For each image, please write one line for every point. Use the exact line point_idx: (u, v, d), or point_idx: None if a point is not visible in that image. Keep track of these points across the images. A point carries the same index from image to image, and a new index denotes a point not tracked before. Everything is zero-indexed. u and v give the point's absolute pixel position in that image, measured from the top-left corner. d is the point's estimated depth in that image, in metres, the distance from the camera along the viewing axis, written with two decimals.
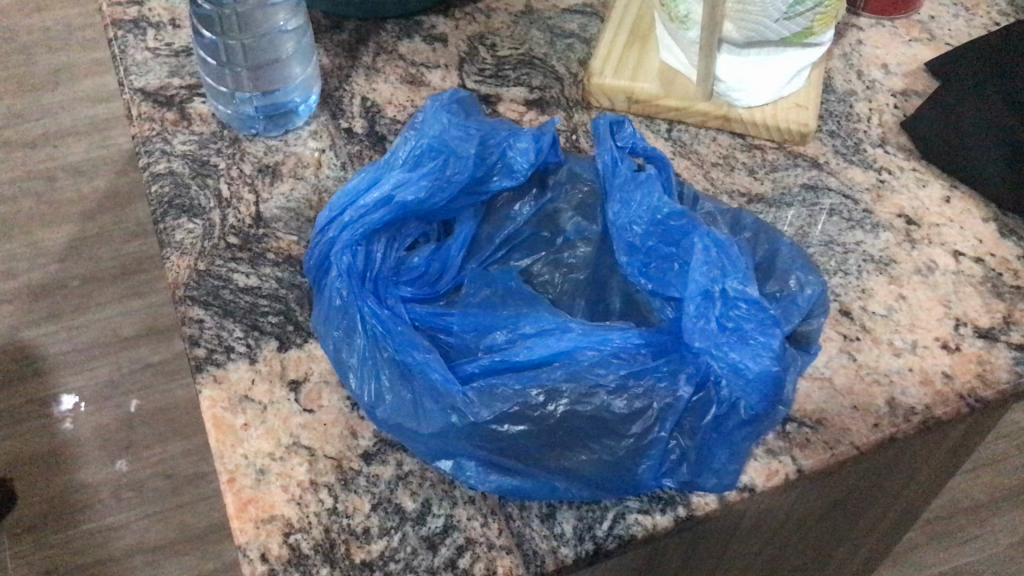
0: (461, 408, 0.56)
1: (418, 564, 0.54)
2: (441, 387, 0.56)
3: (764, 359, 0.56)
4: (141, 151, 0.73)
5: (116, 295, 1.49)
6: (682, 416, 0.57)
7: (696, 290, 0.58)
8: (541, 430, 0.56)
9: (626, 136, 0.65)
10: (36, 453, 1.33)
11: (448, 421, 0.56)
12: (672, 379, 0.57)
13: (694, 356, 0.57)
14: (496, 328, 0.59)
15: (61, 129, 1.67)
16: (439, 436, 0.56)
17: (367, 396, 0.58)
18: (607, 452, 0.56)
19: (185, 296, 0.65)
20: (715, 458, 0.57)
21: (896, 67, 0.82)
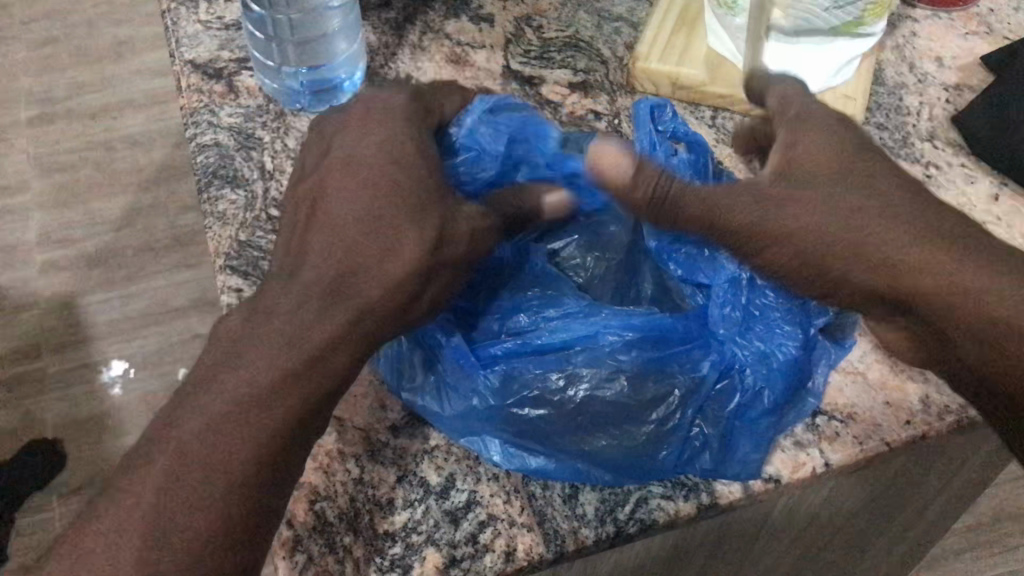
0: (483, 391, 0.57)
1: (440, 537, 0.55)
2: (465, 370, 0.57)
3: (790, 347, 0.58)
4: (188, 123, 0.75)
5: (168, 266, 1.53)
6: (704, 405, 0.57)
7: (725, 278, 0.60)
8: (560, 413, 0.56)
9: (666, 121, 0.66)
10: (87, 417, 1.39)
11: (470, 404, 0.57)
12: (695, 368, 0.57)
13: (718, 343, 0.58)
14: (523, 307, 0.59)
15: (120, 101, 1.70)
16: (460, 417, 0.57)
17: (392, 375, 0.60)
18: (627, 437, 0.56)
19: (226, 265, 0.66)
20: (739, 447, 0.57)
21: (950, 60, 0.80)
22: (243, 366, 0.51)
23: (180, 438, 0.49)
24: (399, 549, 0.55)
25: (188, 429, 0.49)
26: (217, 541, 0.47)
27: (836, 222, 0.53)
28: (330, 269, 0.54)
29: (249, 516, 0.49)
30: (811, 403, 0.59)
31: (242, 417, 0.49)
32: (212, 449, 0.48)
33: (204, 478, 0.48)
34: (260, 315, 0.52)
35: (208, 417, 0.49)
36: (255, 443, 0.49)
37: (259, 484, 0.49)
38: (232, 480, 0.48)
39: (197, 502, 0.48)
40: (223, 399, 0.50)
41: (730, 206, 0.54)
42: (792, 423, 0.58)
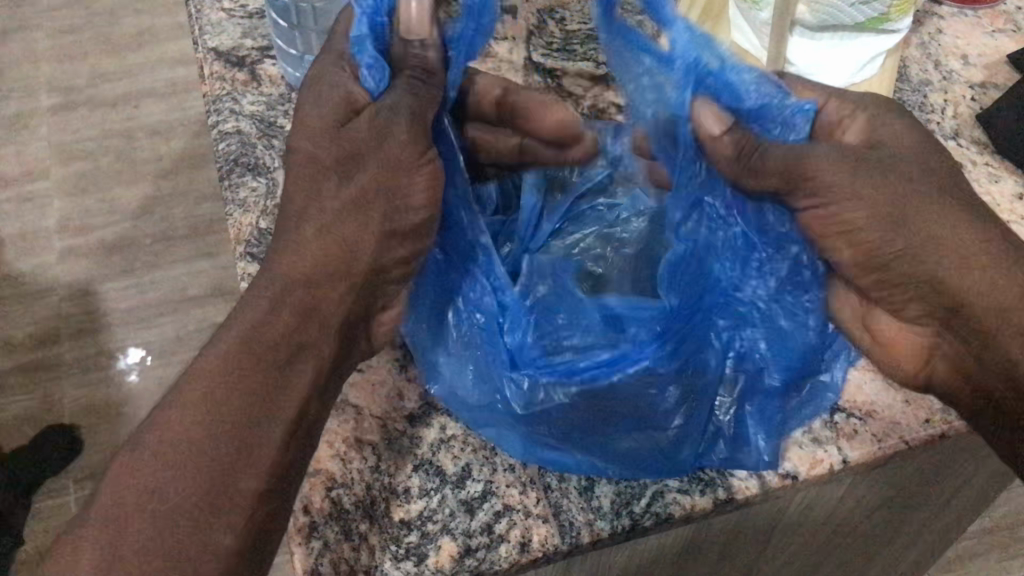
0: (515, 368, 0.54)
1: (456, 526, 0.55)
2: (494, 364, 0.56)
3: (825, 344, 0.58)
4: (211, 110, 0.75)
5: (185, 255, 1.53)
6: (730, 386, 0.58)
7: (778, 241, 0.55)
8: (591, 400, 0.53)
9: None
10: (105, 402, 1.40)
11: (494, 403, 0.57)
12: (728, 354, 0.57)
13: (754, 318, 0.55)
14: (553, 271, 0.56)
15: (141, 90, 1.71)
16: (484, 403, 0.57)
17: (420, 344, 0.60)
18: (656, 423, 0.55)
19: (246, 253, 0.66)
20: (750, 436, 0.57)
21: (975, 58, 0.80)
22: (216, 365, 0.47)
23: (143, 452, 0.45)
24: (415, 537, 0.55)
25: (153, 436, 0.45)
26: (188, 550, 0.43)
27: (938, 235, 0.50)
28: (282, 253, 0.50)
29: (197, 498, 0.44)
30: (821, 402, 0.59)
31: (210, 415, 0.46)
32: (177, 457, 0.45)
33: (169, 486, 0.44)
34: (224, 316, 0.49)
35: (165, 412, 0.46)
36: (227, 442, 0.46)
37: (232, 484, 0.45)
38: (203, 484, 0.44)
39: (161, 510, 0.44)
40: (189, 402, 0.46)
41: (837, 185, 0.50)
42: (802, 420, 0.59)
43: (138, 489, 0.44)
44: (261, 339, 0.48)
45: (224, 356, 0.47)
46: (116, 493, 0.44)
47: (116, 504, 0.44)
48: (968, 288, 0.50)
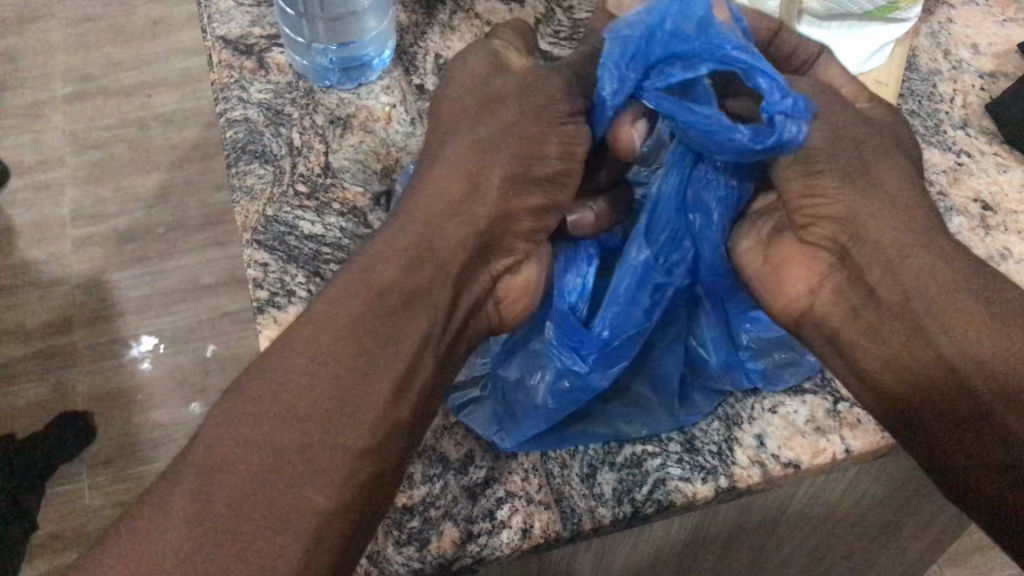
0: (591, 348, 0.57)
1: (457, 512, 0.56)
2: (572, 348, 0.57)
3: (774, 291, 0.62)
4: (219, 98, 0.75)
5: (199, 243, 1.54)
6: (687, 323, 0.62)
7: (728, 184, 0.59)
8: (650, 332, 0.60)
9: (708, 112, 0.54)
10: (117, 390, 1.41)
11: (555, 394, 0.58)
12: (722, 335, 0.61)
13: (709, 234, 0.59)
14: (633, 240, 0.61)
15: (155, 78, 1.72)
16: (553, 403, 0.58)
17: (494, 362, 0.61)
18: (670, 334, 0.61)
19: (253, 239, 0.67)
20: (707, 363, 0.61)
21: (986, 47, 0.79)
22: (311, 337, 0.48)
23: (235, 427, 0.45)
24: (417, 523, 0.55)
25: (239, 409, 0.46)
26: (283, 511, 0.44)
27: (884, 188, 0.54)
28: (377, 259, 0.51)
29: (287, 491, 0.44)
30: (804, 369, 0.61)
31: (302, 396, 0.46)
32: (261, 428, 0.45)
33: (256, 457, 0.44)
34: (318, 314, 0.49)
35: (261, 404, 0.46)
36: (313, 415, 0.46)
37: (324, 454, 0.45)
38: (296, 454, 0.45)
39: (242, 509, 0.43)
40: (279, 373, 0.47)
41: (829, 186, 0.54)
42: (791, 394, 0.61)
43: (228, 462, 0.44)
44: (357, 315, 0.49)
45: (319, 331, 0.48)
46: (201, 461, 0.45)
47: (204, 471, 0.44)
48: (871, 235, 0.53)
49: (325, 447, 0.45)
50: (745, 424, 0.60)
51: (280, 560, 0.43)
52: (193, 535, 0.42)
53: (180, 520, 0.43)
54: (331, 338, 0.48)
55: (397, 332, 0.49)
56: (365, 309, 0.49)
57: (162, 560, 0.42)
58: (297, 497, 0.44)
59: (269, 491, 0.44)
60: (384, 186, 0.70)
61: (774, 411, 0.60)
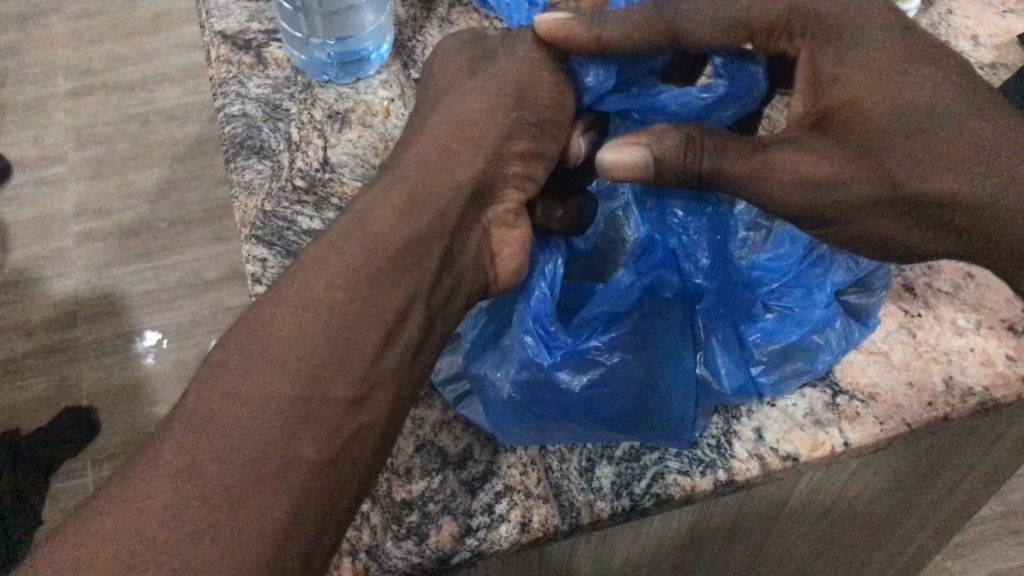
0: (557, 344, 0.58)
1: (456, 505, 0.56)
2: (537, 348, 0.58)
3: (794, 306, 0.61)
4: (217, 93, 0.75)
5: (201, 238, 1.54)
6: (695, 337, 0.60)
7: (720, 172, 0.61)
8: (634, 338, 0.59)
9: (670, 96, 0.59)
10: (120, 384, 1.41)
11: (520, 398, 0.57)
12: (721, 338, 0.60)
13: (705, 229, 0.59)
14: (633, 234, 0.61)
15: (156, 73, 1.72)
16: (519, 399, 0.57)
17: (468, 355, 0.60)
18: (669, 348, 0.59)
19: (251, 235, 0.67)
20: (716, 371, 0.59)
21: (986, 39, 0.79)
22: (300, 287, 0.49)
23: (216, 383, 0.46)
24: (416, 517, 0.55)
25: (227, 362, 0.46)
26: (271, 466, 0.44)
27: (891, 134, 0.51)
28: (369, 218, 0.52)
29: (270, 448, 0.44)
30: (809, 375, 0.60)
31: (292, 346, 0.47)
32: (252, 374, 0.46)
33: (247, 407, 0.45)
34: (308, 268, 0.50)
35: (251, 356, 0.46)
36: (303, 365, 0.46)
37: (316, 404, 0.46)
38: (281, 408, 0.45)
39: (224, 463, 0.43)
40: (271, 320, 0.47)
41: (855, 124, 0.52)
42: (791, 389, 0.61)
43: (213, 416, 0.44)
44: (348, 263, 0.50)
45: (307, 282, 0.49)
46: (189, 415, 0.45)
47: (190, 428, 0.44)
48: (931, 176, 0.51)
49: (313, 411, 0.46)
50: (744, 418, 0.60)
51: (270, 516, 0.43)
52: (179, 489, 0.42)
53: (167, 474, 0.42)
54: (327, 290, 0.49)
55: (386, 289, 0.50)
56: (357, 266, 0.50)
57: (145, 515, 0.41)
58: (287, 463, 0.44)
59: (255, 445, 0.44)
60: None
61: (773, 405, 0.60)
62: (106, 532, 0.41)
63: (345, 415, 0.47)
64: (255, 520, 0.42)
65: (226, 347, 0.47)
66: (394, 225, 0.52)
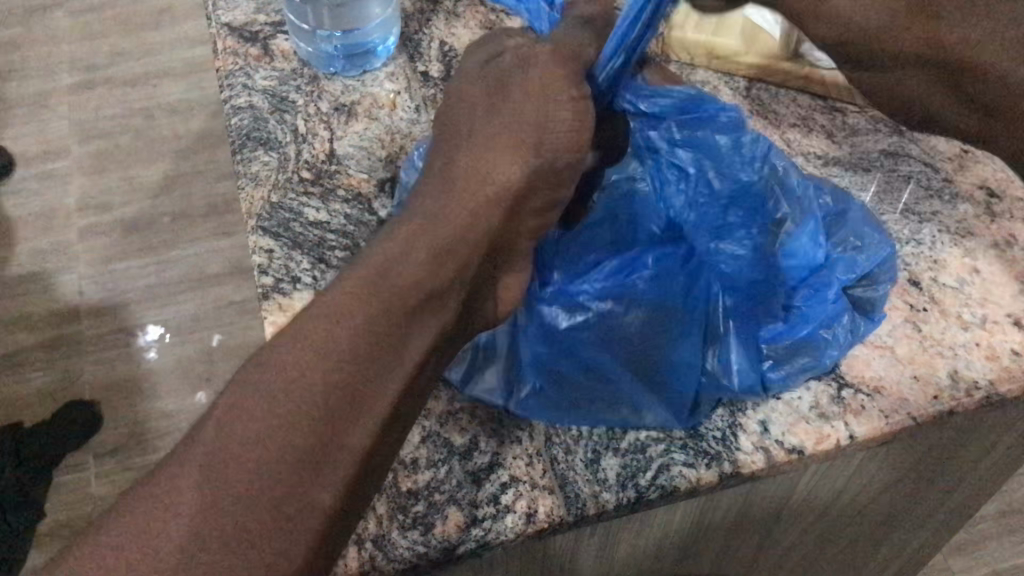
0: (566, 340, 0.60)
1: (462, 496, 0.56)
2: (550, 351, 0.60)
3: (813, 296, 0.60)
4: (224, 85, 0.75)
5: (205, 233, 1.54)
6: (707, 330, 0.60)
7: (751, 168, 0.57)
8: (645, 340, 0.60)
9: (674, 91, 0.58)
10: (123, 379, 1.41)
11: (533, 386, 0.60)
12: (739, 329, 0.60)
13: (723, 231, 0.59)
14: (643, 208, 0.61)
15: (160, 68, 1.72)
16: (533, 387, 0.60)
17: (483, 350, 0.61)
18: (681, 348, 0.60)
19: (257, 226, 0.67)
20: (722, 366, 0.59)
21: None
22: (325, 326, 0.44)
23: (232, 427, 0.41)
24: (422, 507, 0.56)
25: (243, 401, 0.42)
26: (298, 500, 0.41)
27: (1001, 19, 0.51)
28: (398, 255, 0.48)
29: (287, 502, 0.41)
30: (817, 368, 0.60)
31: (316, 393, 0.42)
32: (270, 423, 0.41)
33: (264, 448, 0.41)
34: (338, 302, 0.45)
35: (272, 400, 0.42)
36: (326, 413, 0.42)
37: (334, 452, 0.43)
38: (304, 457, 0.41)
39: (239, 511, 0.40)
40: (298, 337, 0.44)
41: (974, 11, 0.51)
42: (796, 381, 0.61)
43: (229, 461, 0.41)
44: (382, 284, 0.46)
45: (333, 321, 0.44)
46: (203, 456, 0.41)
47: (206, 466, 0.40)
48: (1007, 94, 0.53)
49: (333, 465, 0.42)
50: (749, 410, 0.60)
51: (296, 552, 0.41)
52: (207, 522, 0.39)
53: (192, 503, 0.40)
54: (357, 337, 0.44)
55: (413, 336, 0.47)
56: (390, 309, 0.46)
57: (158, 560, 0.39)
58: (307, 506, 0.41)
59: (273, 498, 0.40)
60: (389, 173, 0.70)
61: (778, 398, 0.60)
62: (123, 558, 0.39)
63: (369, 448, 0.44)
64: (280, 561, 0.40)
65: (243, 378, 0.43)
66: (428, 236, 0.49)
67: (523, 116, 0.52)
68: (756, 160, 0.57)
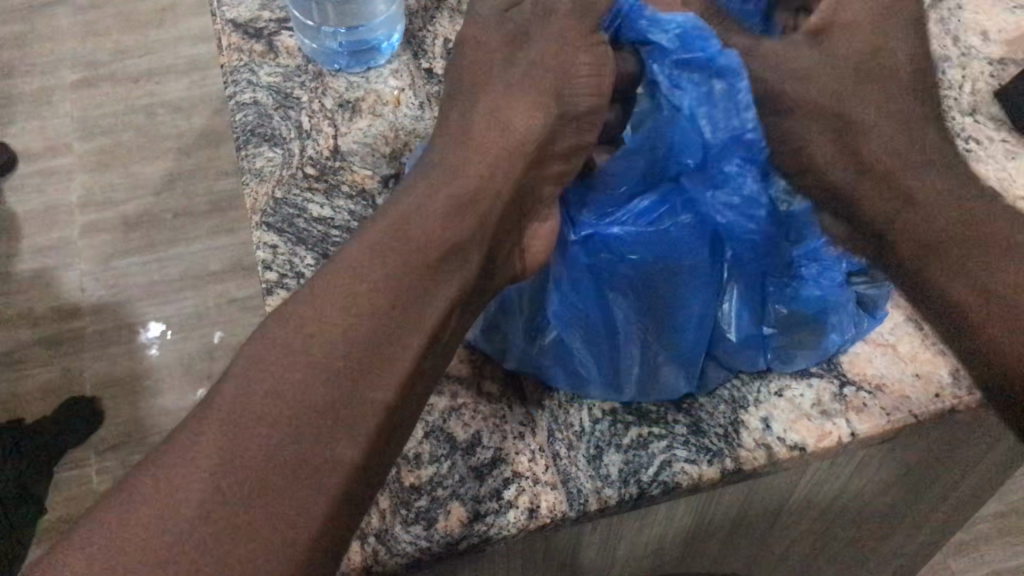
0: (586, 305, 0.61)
1: (465, 492, 0.56)
2: (570, 308, 0.61)
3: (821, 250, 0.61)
4: (228, 81, 0.75)
5: (206, 230, 1.55)
6: (718, 276, 0.61)
7: (740, 116, 0.59)
8: (657, 303, 0.61)
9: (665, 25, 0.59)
10: (124, 376, 1.42)
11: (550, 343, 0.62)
12: (747, 295, 0.61)
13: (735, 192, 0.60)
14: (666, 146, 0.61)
15: (163, 64, 1.72)
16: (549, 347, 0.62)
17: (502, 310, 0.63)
18: (695, 312, 0.61)
19: (261, 222, 0.67)
20: (728, 313, 0.62)
21: (997, 34, 0.79)
22: (341, 288, 0.49)
23: (259, 380, 0.46)
24: (424, 502, 0.56)
25: (264, 356, 0.47)
26: (306, 473, 0.45)
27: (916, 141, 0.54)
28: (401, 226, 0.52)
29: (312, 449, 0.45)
30: (819, 353, 0.61)
31: (337, 344, 0.48)
32: (294, 373, 0.46)
33: (289, 400, 0.46)
34: (345, 276, 0.49)
35: (296, 354, 0.47)
36: (346, 366, 0.47)
37: (354, 406, 0.47)
38: (324, 408, 0.46)
39: (267, 460, 0.44)
40: (296, 325, 0.48)
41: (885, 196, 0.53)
42: (798, 378, 0.61)
43: (252, 417, 0.45)
44: (389, 261, 0.50)
45: (347, 286, 0.49)
46: (226, 412, 0.45)
47: (228, 424, 0.45)
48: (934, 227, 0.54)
49: (351, 416, 0.46)
50: (751, 407, 0.60)
51: (305, 523, 0.44)
52: (219, 487, 0.43)
53: (211, 461, 0.44)
54: (372, 298, 0.49)
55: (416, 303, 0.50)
56: (406, 267, 0.51)
57: (175, 525, 0.42)
58: (325, 461, 0.45)
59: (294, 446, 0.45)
60: (392, 169, 0.70)
61: (780, 395, 0.60)
62: (146, 520, 0.42)
63: (389, 405, 0.48)
64: (294, 527, 0.44)
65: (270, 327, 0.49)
66: (421, 211, 0.53)
67: (537, 78, 0.59)
68: (747, 109, 0.58)
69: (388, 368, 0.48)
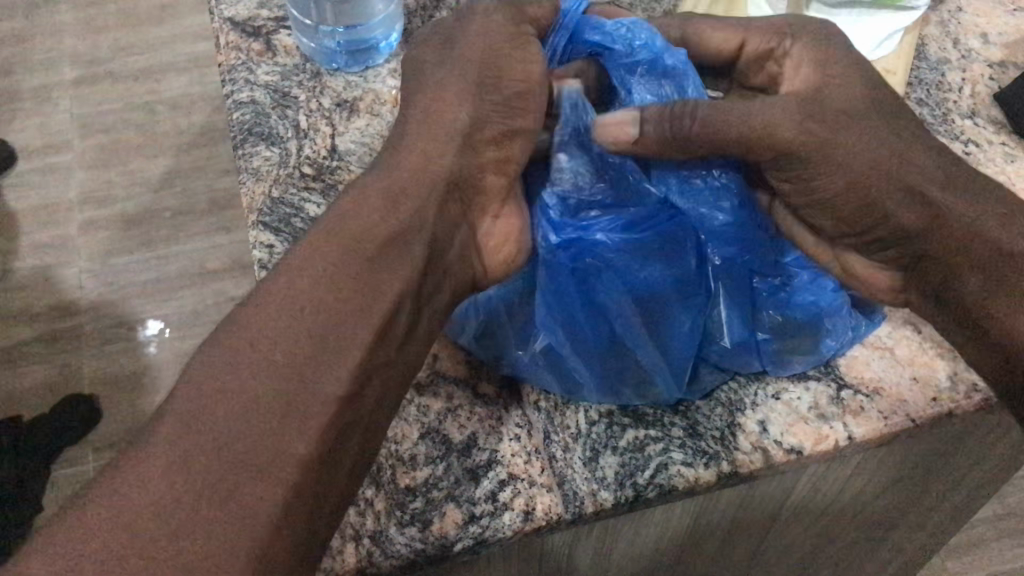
0: (578, 320, 0.59)
1: (460, 493, 0.56)
2: (562, 324, 0.59)
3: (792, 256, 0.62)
4: (226, 79, 0.75)
5: (205, 229, 1.54)
6: (707, 288, 0.60)
7: None
8: (652, 315, 0.59)
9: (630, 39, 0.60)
10: (122, 374, 1.41)
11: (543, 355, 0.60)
12: (741, 307, 0.61)
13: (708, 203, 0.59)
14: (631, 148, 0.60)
15: (162, 63, 1.72)
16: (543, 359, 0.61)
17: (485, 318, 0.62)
18: (690, 325, 0.59)
19: (258, 221, 0.67)
20: (721, 323, 0.61)
21: (995, 37, 0.79)
22: (288, 283, 0.49)
23: (208, 378, 0.45)
24: (419, 503, 0.56)
25: (215, 354, 0.46)
26: (264, 462, 0.44)
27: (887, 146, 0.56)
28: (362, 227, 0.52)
29: (265, 444, 0.44)
30: (813, 358, 0.61)
31: (293, 335, 0.47)
32: (241, 369, 0.46)
33: (241, 395, 0.45)
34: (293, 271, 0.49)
35: (250, 352, 0.46)
36: (295, 362, 0.46)
37: (305, 398, 0.46)
38: (277, 405, 0.45)
39: (217, 454, 0.43)
40: (259, 320, 0.47)
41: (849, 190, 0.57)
42: (796, 379, 0.61)
43: (206, 416, 0.44)
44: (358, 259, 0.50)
45: (297, 277, 0.49)
46: (181, 409, 0.44)
47: (183, 418, 0.44)
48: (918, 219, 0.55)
49: (301, 408, 0.45)
50: (748, 410, 0.60)
51: (262, 517, 0.43)
52: (174, 483, 0.42)
53: (163, 458, 0.43)
54: (325, 292, 0.49)
55: (375, 293, 0.50)
56: (358, 260, 0.51)
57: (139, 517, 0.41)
58: (280, 452, 0.44)
59: (247, 441, 0.44)
60: None
61: (778, 397, 0.60)
62: (111, 516, 0.41)
63: (347, 395, 0.47)
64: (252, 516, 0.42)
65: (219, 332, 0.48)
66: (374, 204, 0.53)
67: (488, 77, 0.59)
68: None
69: (340, 357, 0.47)
